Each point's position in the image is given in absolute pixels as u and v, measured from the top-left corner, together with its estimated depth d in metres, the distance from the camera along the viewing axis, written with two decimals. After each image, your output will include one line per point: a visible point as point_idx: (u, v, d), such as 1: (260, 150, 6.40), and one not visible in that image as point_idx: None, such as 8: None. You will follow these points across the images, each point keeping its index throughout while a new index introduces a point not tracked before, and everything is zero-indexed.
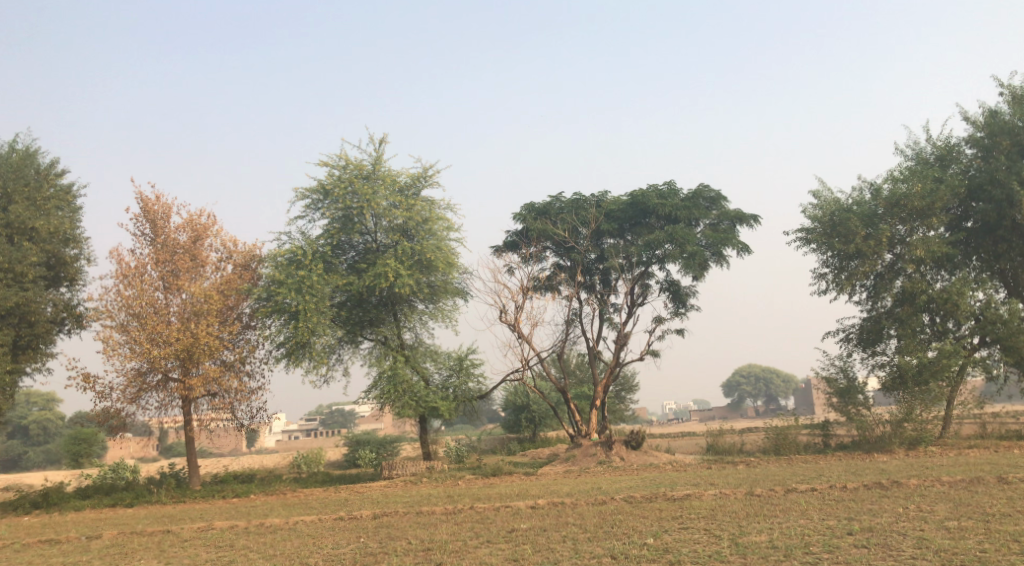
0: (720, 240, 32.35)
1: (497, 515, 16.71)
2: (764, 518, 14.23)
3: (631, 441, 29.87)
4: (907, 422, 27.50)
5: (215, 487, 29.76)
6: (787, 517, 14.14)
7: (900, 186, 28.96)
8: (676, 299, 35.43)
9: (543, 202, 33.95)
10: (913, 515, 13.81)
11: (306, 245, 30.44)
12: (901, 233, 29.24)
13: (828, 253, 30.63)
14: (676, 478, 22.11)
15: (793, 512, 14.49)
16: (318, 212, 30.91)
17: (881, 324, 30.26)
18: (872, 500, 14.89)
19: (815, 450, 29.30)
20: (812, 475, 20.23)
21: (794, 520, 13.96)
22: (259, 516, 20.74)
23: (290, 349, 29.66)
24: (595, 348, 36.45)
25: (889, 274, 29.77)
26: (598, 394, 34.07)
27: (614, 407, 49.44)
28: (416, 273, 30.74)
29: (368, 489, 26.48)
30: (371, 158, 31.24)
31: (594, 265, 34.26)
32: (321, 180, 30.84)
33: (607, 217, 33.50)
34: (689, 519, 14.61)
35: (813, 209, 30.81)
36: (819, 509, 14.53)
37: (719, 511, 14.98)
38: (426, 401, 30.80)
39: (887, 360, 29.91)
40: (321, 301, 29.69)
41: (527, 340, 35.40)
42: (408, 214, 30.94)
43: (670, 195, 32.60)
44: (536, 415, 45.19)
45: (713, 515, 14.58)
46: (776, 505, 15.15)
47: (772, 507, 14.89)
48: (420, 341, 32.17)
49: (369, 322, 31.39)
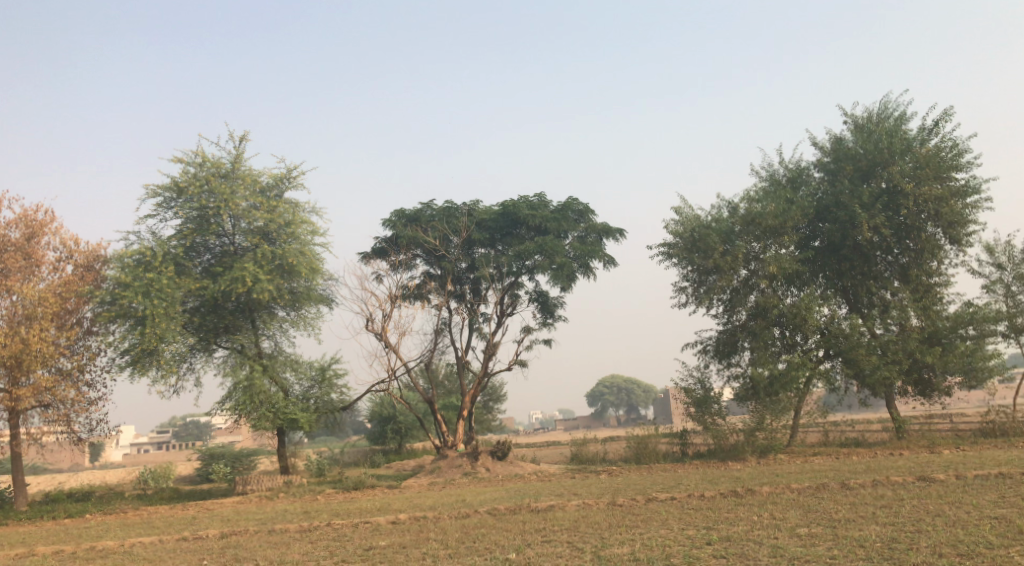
0: (587, 253, 32.76)
1: (356, 531, 16.07)
2: (627, 528, 14.26)
3: (496, 452, 29.65)
4: (759, 431, 28.47)
5: (46, 506, 27.77)
6: (649, 528, 14.20)
7: (756, 204, 30.07)
8: (543, 310, 35.61)
9: (414, 209, 33.41)
10: (767, 523, 14.12)
11: (156, 247, 28.78)
12: (755, 250, 30.19)
13: (689, 267, 31.43)
14: (540, 488, 22.02)
15: (653, 522, 14.57)
16: (171, 212, 29.28)
17: (737, 337, 31.19)
18: (730, 508, 15.17)
19: (673, 459, 30.02)
20: (672, 483, 20.55)
21: (654, 531, 14.02)
22: (94, 537, 19.27)
23: (135, 357, 28.10)
24: (462, 358, 36.15)
25: (743, 291, 30.53)
26: (464, 405, 33.78)
27: (481, 417, 49.34)
28: (276, 278, 29.58)
29: (220, 506, 25.17)
30: (229, 158, 29.86)
31: (465, 275, 33.99)
32: (175, 178, 29.25)
33: (479, 227, 33.35)
34: (552, 532, 14.45)
35: (675, 224, 31.51)
36: (679, 518, 14.67)
37: (583, 522, 14.90)
38: (285, 412, 29.68)
39: (741, 372, 31.09)
40: (171, 307, 28.15)
41: (393, 350, 34.73)
42: (270, 216, 29.74)
43: (541, 206, 32.76)
44: (401, 426, 44.43)
45: (576, 527, 14.47)
46: (637, 515, 15.20)
47: (635, 517, 14.94)
48: (280, 350, 30.96)
49: (225, 329, 30.04)
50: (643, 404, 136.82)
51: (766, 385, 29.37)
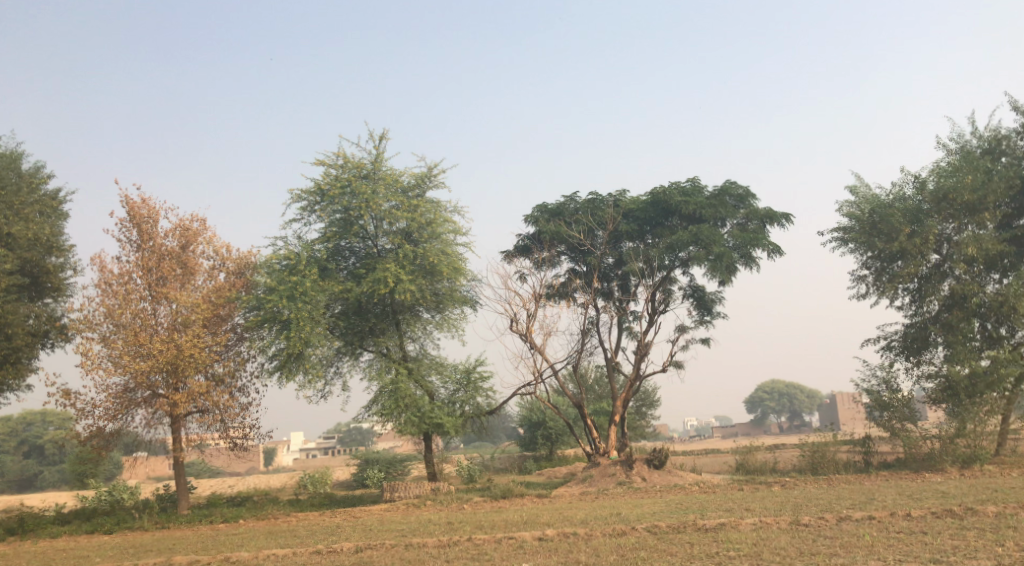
0: (749, 241, 29.95)
1: (499, 550, 14.28)
2: (824, 561, 11.74)
3: (653, 460, 27.35)
4: (959, 438, 25.19)
5: (203, 511, 27.65)
6: (855, 558, 11.73)
7: (948, 178, 26.51)
8: (700, 306, 33.03)
9: (557, 203, 31.74)
10: (1018, 557, 11.33)
11: (300, 250, 28.29)
12: (948, 232, 26.90)
13: (868, 254, 28.29)
14: (706, 502, 19.68)
15: (857, 549, 12.09)
16: (314, 215, 28.69)
17: (928, 331, 27.69)
18: (953, 535, 12.44)
19: (855, 469, 26.94)
20: (862, 499, 17.78)
21: (864, 564, 11.51)
22: (235, 546, 18.44)
23: (282, 361, 27.49)
24: (613, 360, 34.08)
25: (936, 277, 27.23)
26: (616, 409, 31.67)
27: (634, 422, 47.09)
28: (418, 278, 28.47)
29: (370, 514, 24.21)
30: (370, 157, 29.06)
31: (612, 270, 32.01)
32: (318, 180, 28.66)
33: (625, 217, 31.31)
34: (730, 559, 12.19)
35: (851, 206, 28.46)
36: (890, 547, 12.05)
37: (768, 549, 12.48)
38: (431, 417, 28.49)
39: (935, 370, 27.36)
40: (317, 310, 27.65)
41: (540, 351, 33.14)
42: (411, 216, 28.71)
43: (695, 192, 30.30)
44: (552, 432, 42.81)
45: (761, 554, 12.14)
46: (831, 539, 12.70)
47: (829, 543, 12.42)
48: (425, 353, 29.94)
49: (370, 332, 29.22)
50: (807, 410, 129.67)
51: (966, 386, 25.93)
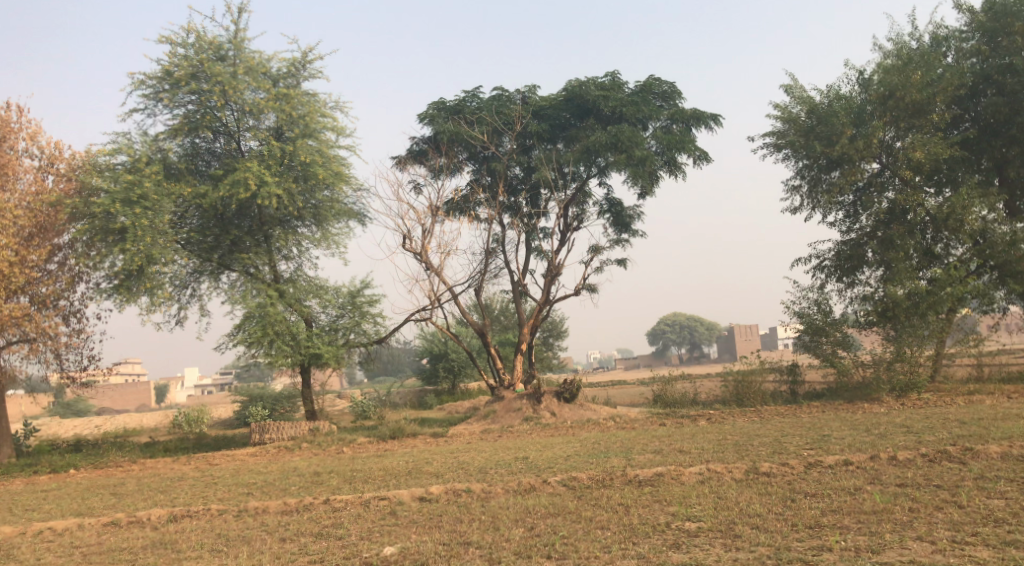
0: (674, 145, 26.80)
1: (354, 521, 10.59)
2: (834, 549, 8.77)
3: (563, 392, 24.19)
4: (898, 363, 23.06)
5: (29, 459, 22.96)
6: (863, 530, 9.17)
7: (895, 73, 24.10)
8: (618, 223, 30.27)
9: (455, 99, 27.93)
10: None
11: (142, 147, 23.44)
12: (890, 139, 24.73)
13: (802, 159, 26.06)
14: (627, 442, 16.62)
15: (868, 518, 9.42)
16: (160, 104, 23.74)
17: (863, 248, 25.70)
18: (983, 493, 9.91)
19: (783, 400, 24.56)
20: (815, 435, 14.97)
21: (899, 549, 8.72)
22: (29, 508, 14.19)
23: (120, 280, 22.94)
24: (521, 282, 30.76)
25: (874, 187, 25.19)
26: (522, 337, 28.31)
27: (540, 354, 44.37)
28: (287, 181, 24.13)
29: (227, 461, 20.27)
30: (228, 36, 24.22)
31: (519, 182, 28.66)
32: (164, 62, 23.74)
33: (535, 116, 27.79)
34: (690, 540, 9.18)
35: (784, 107, 25.99)
36: (915, 516, 9.40)
37: (740, 518, 9.63)
38: (308, 347, 24.63)
39: (872, 291, 25.64)
40: (164, 219, 22.94)
41: (437, 273, 29.58)
42: (280, 107, 24.26)
43: (614, 88, 26.84)
44: (453, 365, 39.59)
45: (736, 530, 9.32)
46: (817, 499, 10.00)
47: (821, 509, 9.74)
48: (301, 274, 25.73)
49: (230, 246, 24.76)
50: (708, 342, 130.30)
51: (908, 306, 23.85)
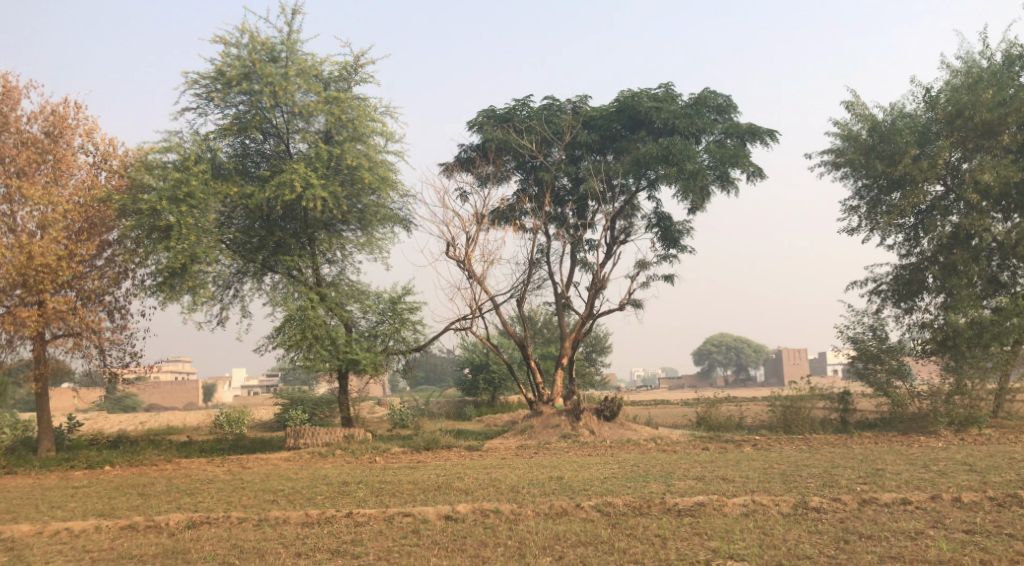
0: (728, 160, 26.09)
1: (376, 539, 10.13)
2: None
3: (604, 411, 23.56)
4: (958, 396, 22.27)
5: (67, 454, 22.94)
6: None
7: (964, 92, 23.14)
8: (666, 238, 29.61)
9: (505, 107, 27.61)
10: None
11: (191, 146, 23.45)
12: (956, 160, 23.72)
13: (861, 178, 25.16)
14: (668, 465, 15.96)
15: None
16: (211, 103, 23.73)
17: (923, 273, 24.69)
18: None
19: (833, 429, 23.62)
20: (868, 469, 14.20)
21: None
22: (55, 505, 13.99)
23: (163, 278, 22.91)
24: (565, 295, 30.22)
25: (937, 210, 24.19)
26: (564, 351, 27.73)
27: (582, 369, 43.72)
28: (333, 184, 23.94)
29: (260, 465, 20.04)
30: (281, 38, 24.17)
31: (567, 193, 28.19)
32: (217, 62, 23.72)
33: (586, 127, 27.36)
34: None
35: (845, 124, 25.13)
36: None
37: (787, 559, 8.97)
38: (346, 352, 24.36)
39: (931, 318, 24.65)
40: (209, 218, 22.86)
41: (480, 282, 29.17)
42: (330, 110, 24.08)
43: (668, 100, 26.28)
44: (494, 377, 39.13)
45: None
46: (872, 542, 9.32)
47: (877, 553, 9.05)
48: (343, 278, 25.50)
49: (273, 247, 24.63)
50: (754, 365, 128.11)
51: (970, 336, 22.76)
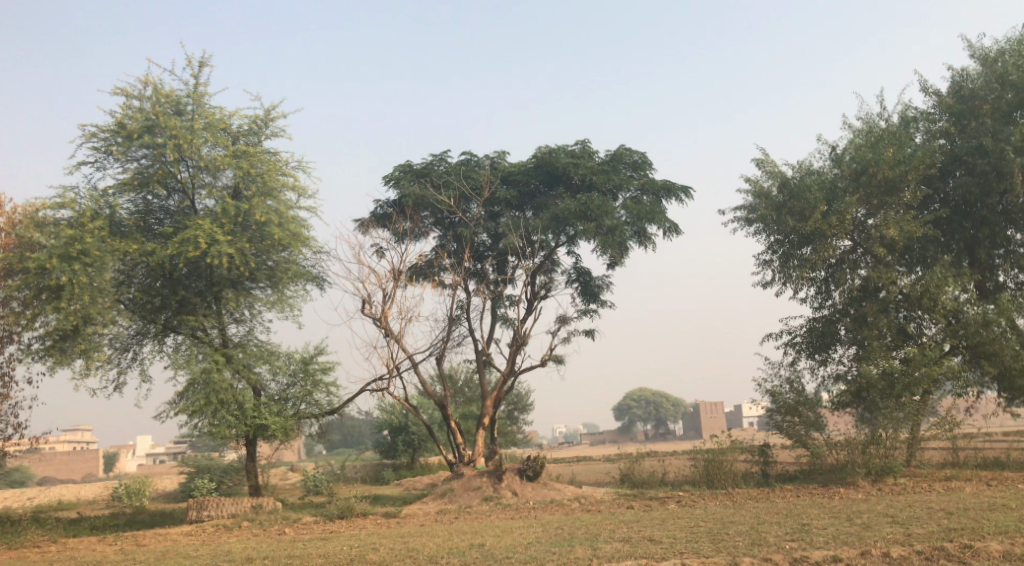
0: (644, 215, 26.27)
1: None
2: None
3: (525, 471, 22.96)
4: (873, 446, 22.37)
5: None
6: None
7: (867, 150, 23.85)
8: (585, 293, 29.54)
9: (422, 162, 27.35)
10: None
11: (88, 201, 22.34)
12: (862, 216, 24.35)
13: (773, 232, 25.60)
14: (594, 527, 15.45)
15: None
16: (111, 157, 22.73)
17: (837, 324, 25.14)
18: None
19: (755, 482, 23.53)
20: (794, 525, 13.97)
21: None
22: None
23: (53, 341, 21.52)
24: (485, 352, 29.73)
25: (846, 264, 24.74)
26: (484, 410, 27.10)
27: (503, 429, 43.02)
28: (241, 241, 23.08)
29: (159, 541, 18.71)
30: (187, 91, 23.45)
31: (486, 249, 27.93)
32: (117, 114, 22.81)
33: (504, 183, 27.28)
34: None
35: (756, 180, 25.63)
36: None
37: None
38: (254, 417, 23.21)
39: (844, 370, 25.05)
40: (105, 276, 21.69)
41: (397, 340, 28.45)
42: (238, 164, 23.31)
43: (585, 156, 26.43)
44: (413, 438, 38.11)
45: None
46: None
47: None
48: (251, 338, 24.45)
49: (176, 307, 23.50)
50: (673, 419, 129.18)
51: (883, 388, 22.93)
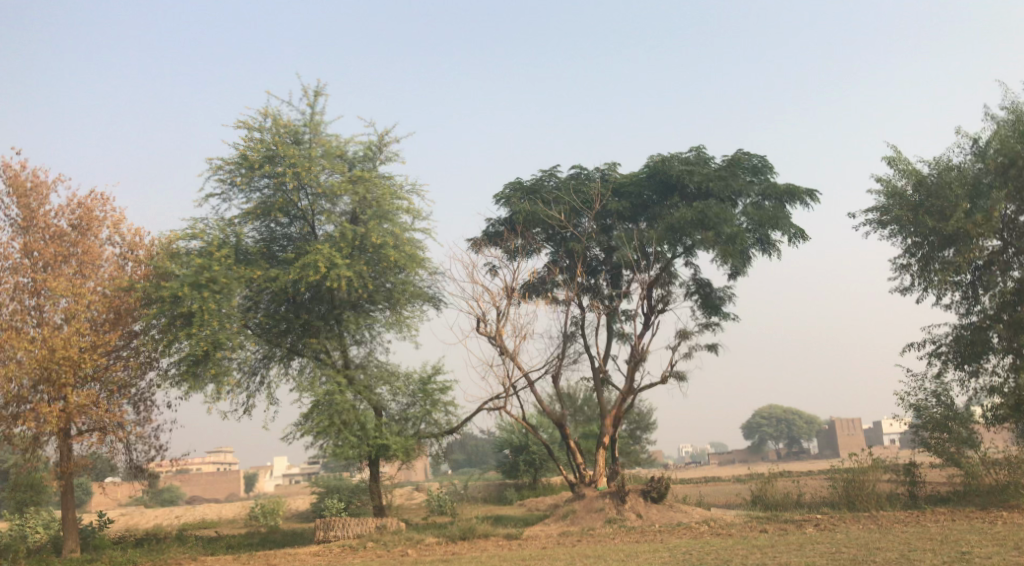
0: (767, 222, 25.09)
1: None
2: None
3: (651, 492, 22.10)
4: None
5: (89, 555, 21.87)
6: None
7: (1015, 141, 22.13)
8: (706, 305, 28.47)
9: (532, 179, 27.06)
10: None
11: (216, 231, 23.01)
12: (1010, 214, 22.71)
13: (909, 235, 23.92)
14: (726, 552, 14.54)
15: None
16: (235, 187, 23.39)
17: (986, 332, 23.22)
18: None
19: (902, 504, 21.85)
20: (952, 554, 12.70)
21: None
22: None
23: (186, 367, 22.16)
24: (604, 369, 29.03)
25: (996, 266, 22.83)
26: (605, 429, 26.36)
27: (627, 448, 42.01)
28: (358, 263, 23.29)
29: (287, 561, 18.87)
30: (303, 120, 23.93)
31: (601, 263, 27.32)
32: (240, 146, 23.44)
33: (616, 194, 26.68)
34: None
35: (888, 180, 24.04)
36: None
37: None
38: (376, 438, 23.26)
39: (999, 383, 22.72)
40: (232, 303, 22.26)
41: (514, 359, 28.12)
42: (354, 189, 23.59)
43: (700, 163, 25.55)
44: (535, 458, 37.65)
45: None
46: None
47: None
48: (372, 360, 24.59)
49: (300, 331, 23.94)
50: (806, 437, 124.00)
51: None
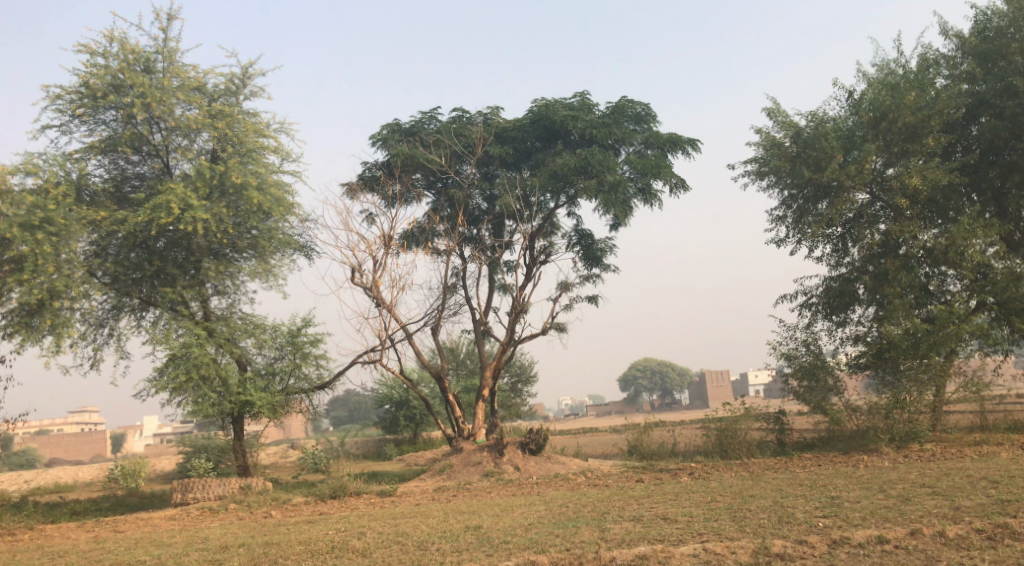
0: (649, 170, 24.91)
1: None
2: None
3: (528, 444, 21.72)
4: (898, 410, 21.15)
5: None
6: None
7: (887, 94, 22.54)
8: (588, 256, 28.20)
9: (412, 121, 25.95)
10: None
11: (52, 167, 20.95)
12: (879, 167, 23.00)
13: (785, 186, 24.20)
14: (602, 504, 14.27)
15: None
16: (77, 119, 21.36)
17: (855, 283, 23.83)
18: None
19: (771, 451, 22.30)
20: (822, 500, 12.77)
21: None
22: None
23: (20, 318, 20.22)
24: (484, 321, 28.44)
25: (865, 218, 23.30)
26: (485, 382, 25.83)
27: (508, 400, 41.82)
28: (219, 207, 21.74)
29: (136, 527, 17.54)
30: (156, 47, 22.01)
31: (482, 212, 26.59)
32: (82, 73, 21.37)
33: (498, 140, 25.94)
34: None
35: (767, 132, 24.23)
36: None
37: None
38: (239, 394, 22.00)
39: (863, 332, 23.61)
40: (72, 247, 20.38)
41: (391, 310, 27.19)
42: (213, 125, 21.90)
43: (584, 110, 25.02)
44: (415, 413, 36.92)
45: None
46: None
47: None
48: (234, 311, 23.18)
49: (153, 278, 22.25)
50: (679, 388, 128.06)
51: (906, 347, 21.62)
